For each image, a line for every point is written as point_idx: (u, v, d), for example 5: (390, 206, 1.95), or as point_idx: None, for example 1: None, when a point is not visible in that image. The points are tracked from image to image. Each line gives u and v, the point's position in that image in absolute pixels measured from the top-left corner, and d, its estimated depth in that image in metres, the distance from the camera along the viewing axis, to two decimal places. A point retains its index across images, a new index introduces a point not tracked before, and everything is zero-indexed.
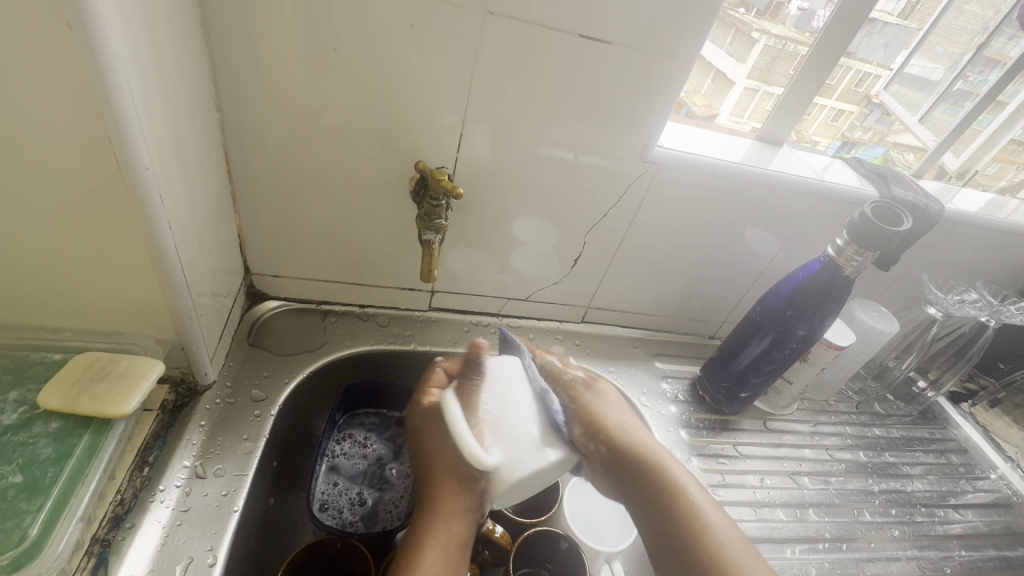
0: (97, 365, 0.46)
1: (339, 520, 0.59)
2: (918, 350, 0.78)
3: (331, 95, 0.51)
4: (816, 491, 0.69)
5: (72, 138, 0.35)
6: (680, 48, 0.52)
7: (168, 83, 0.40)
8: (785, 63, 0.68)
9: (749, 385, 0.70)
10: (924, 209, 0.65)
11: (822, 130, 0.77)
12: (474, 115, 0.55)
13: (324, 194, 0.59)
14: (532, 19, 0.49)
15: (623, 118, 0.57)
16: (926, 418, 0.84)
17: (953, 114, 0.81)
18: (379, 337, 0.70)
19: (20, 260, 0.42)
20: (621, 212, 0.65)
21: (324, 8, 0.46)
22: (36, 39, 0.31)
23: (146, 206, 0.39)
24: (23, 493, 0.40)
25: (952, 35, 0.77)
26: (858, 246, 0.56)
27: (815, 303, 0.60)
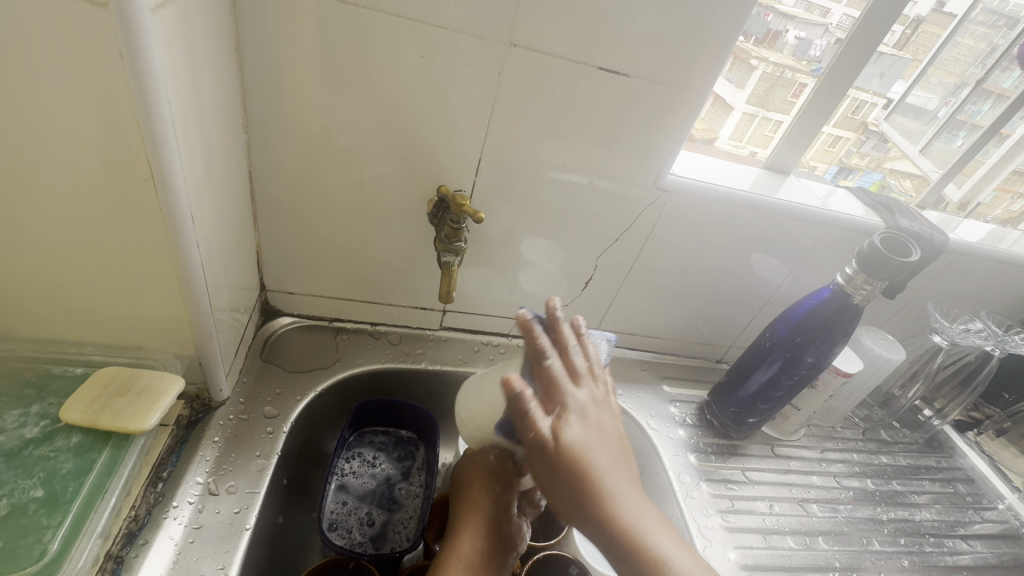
0: (118, 380, 0.47)
1: (348, 540, 0.59)
2: (924, 379, 0.79)
3: (355, 118, 0.53)
4: (824, 519, 0.68)
5: (114, 159, 0.36)
6: (694, 81, 0.54)
7: (205, 106, 0.42)
8: (783, 90, 0.70)
9: (757, 411, 0.70)
10: (929, 238, 0.66)
11: (819, 156, 0.78)
12: (493, 141, 0.56)
13: (344, 213, 0.60)
14: (552, 52, 0.51)
15: (637, 146, 0.58)
16: (931, 446, 0.84)
17: (950, 143, 0.82)
18: (389, 355, 0.70)
19: (50, 273, 0.42)
20: (633, 236, 0.66)
21: (354, 37, 0.48)
22: (89, 68, 0.32)
23: (179, 225, 0.40)
24: (43, 508, 0.40)
25: (946, 66, 0.79)
26: (866, 276, 0.57)
27: (824, 330, 0.61)
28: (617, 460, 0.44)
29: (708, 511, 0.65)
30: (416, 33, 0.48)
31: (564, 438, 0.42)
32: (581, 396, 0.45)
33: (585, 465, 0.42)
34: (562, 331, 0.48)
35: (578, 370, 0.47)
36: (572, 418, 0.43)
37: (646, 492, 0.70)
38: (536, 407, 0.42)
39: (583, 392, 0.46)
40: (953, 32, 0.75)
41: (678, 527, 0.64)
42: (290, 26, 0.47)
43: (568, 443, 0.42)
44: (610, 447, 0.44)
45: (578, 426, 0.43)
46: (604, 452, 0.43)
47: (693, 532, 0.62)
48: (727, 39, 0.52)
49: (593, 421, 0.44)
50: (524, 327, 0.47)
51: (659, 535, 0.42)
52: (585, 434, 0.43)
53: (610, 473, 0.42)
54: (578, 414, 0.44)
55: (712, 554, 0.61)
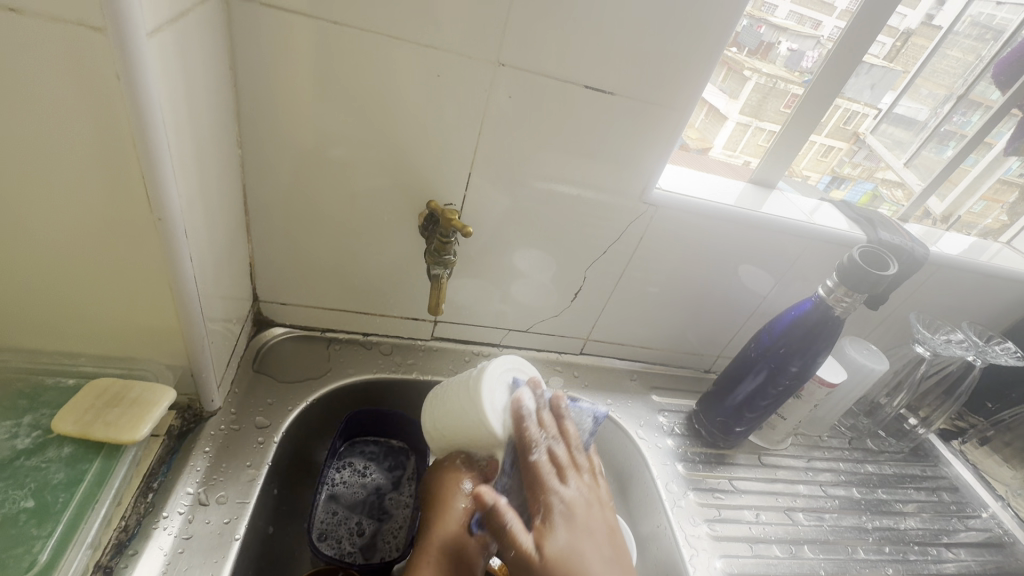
0: (111, 392, 0.47)
1: (337, 550, 0.59)
2: (908, 388, 0.80)
3: (347, 132, 0.54)
4: (811, 528, 0.69)
5: (109, 176, 0.37)
6: (678, 99, 0.56)
7: (200, 123, 0.43)
8: (776, 100, 0.71)
9: (744, 420, 0.71)
10: (909, 251, 0.68)
11: (812, 165, 0.80)
12: (483, 156, 0.58)
13: (337, 225, 0.61)
14: (540, 70, 0.52)
15: (624, 161, 0.60)
16: (917, 455, 0.85)
17: (940, 153, 0.84)
18: (381, 365, 0.71)
19: (44, 287, 0.43)
20: (622, 248, 0.68)
21: (346, 55, 0.49)
22: (86, 89, 0.33)
23: (172, 240, 0.41)
24: (33, 518, 0.40)
25: (937, 78, 0.80)
26: (847, 288, 0.59)
27: (807, 342, 0.63)
28: (604, 566, 0.47)
29: (695, 519, 0.66)
30: (408, 52, 0.50)
31: (547, 547, 0.46)
32: (568, 491, 0.51)
33: (563, 552, 0.46)
34: (545, 423, 0.55)
35: (562, 463, 0.53)
36: (555, 526, 0.48)
37: (634, 501, 0.71)
38: (512, 517, 0.45)
39: (575, 488, 0.52)
40: (940, 44, 0.76)
41: (666, 536, 0.64)
42: (284, 45, 0.48)
43: (554, 554, 0.45)
44: (597, 550, 0.47)
45: (558, 530, 0.48)
46: (589, 555, 0.47)
47: (680, 541, 0.63)
48: (710, 59, 0.54)
49: (577, 503, 0.50)
50: (515, 415, 0.53)
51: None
52: (568, 540, 0.47)
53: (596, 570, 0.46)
54: (564, 520, 0.49)
55: (698, 563, 0.61)
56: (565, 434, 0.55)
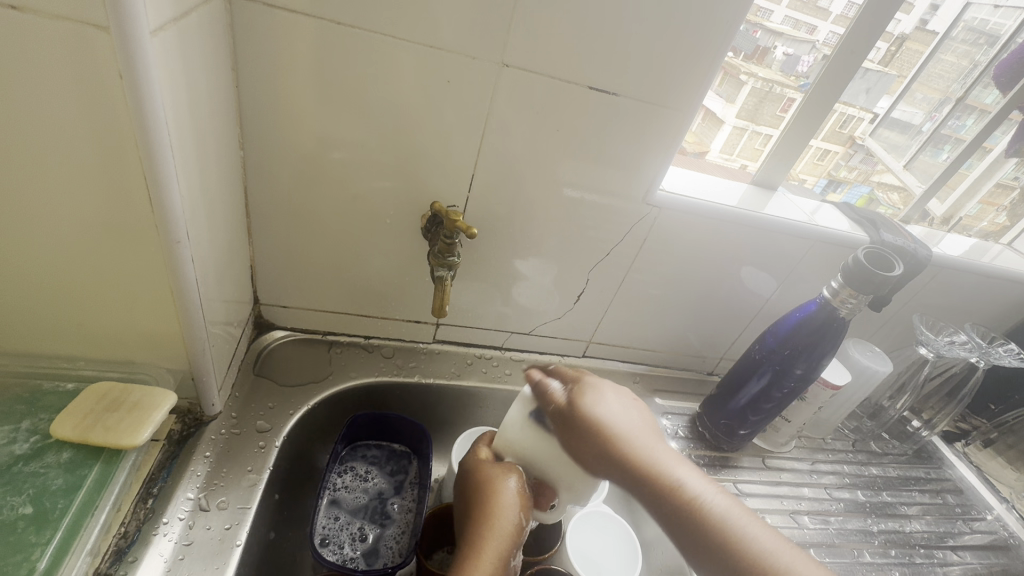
0: (111, 396, 0.47)
1: (339, 556, 0.58)
2: (912, 390, 0.80)
3: (348, 133, 0.54)
4: (816, 531, 0.69)
5: (112, 176, 0.37)
6: (682, 101, 0.56)
7: (202, 123, 0.42)
8: (773, 104, 0.71)
9: (748, 423, 0.71)
10: (913, 253, 0.68)
11: (808, 170, 0.80)
12: (486, 157, 0.57)
13: (338, 227, 0.60)
14: (544, 72, 0.52)
15: (627, 162, 0.60)
16: (920, 457, 0.85)
17: (936, 156, 0.84)
18: (383, 369, 0.70)
19: (42, 289, 0.42)
20: (625, 250, 0.67)
21: (349, 55, 0.49)
22: (87, 87, 0.33)
23: (174, 241, 0.40)
24: (32, 525, 0.40)
25: (931, 82, 0.81)
26: (852, 290, 0.59)
27: (813, 342, 0.62)
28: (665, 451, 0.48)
29: None
30: (410, 54, 0.50)
31: (608, 426, 0.48)
32: (610, 396, 0.51)
33: (661, 472, 0.46)
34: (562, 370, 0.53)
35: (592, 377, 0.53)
36: (595, 396, 0.51)
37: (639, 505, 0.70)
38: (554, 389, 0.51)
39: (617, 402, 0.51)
40: (935, 49, 0.77)
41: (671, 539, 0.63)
42: (286, 47, 0.48)
43: (601, 415, 0.49)
44: (632, 413, 0.51)
45: (590, 398, 0.51)
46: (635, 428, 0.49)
47: None
48: (713, 60, 0.53)
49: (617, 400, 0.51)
50: (534, 383, 0.51)
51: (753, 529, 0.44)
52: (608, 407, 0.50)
53: (638, 431, 0.49)
54: (601, 403, 0.50)
55: None
56: (586, 381, 0.52)
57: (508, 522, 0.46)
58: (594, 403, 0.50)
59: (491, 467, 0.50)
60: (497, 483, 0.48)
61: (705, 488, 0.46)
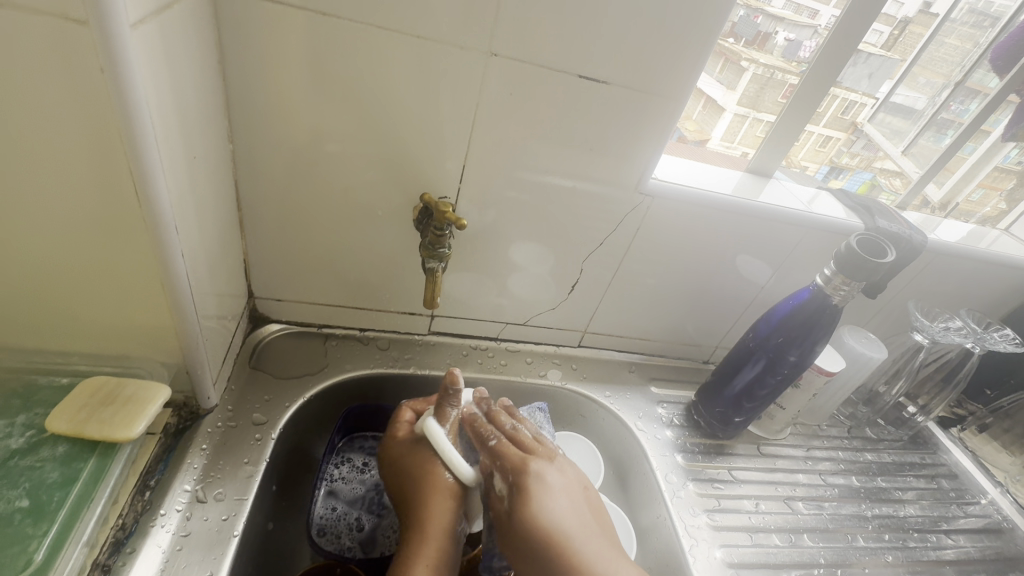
0: (105, 390, 0.47)
1: (336, 546, 0.59)
2: (906, 376, 0.80)
3: (338, 125, 0.53)
4: (810, 516, 0.69)
5: (99, 172, 0.37)
6: (672, 87, 0.55)
7: (187, 117, 0.42)
8: (773, 91, 0.71)
9: (742, 410, 0.71)
10: (907, 240, 0.67)
11: (811, 156, 0.80)
12: (476, 148, 0.57)
13: (329, 220, 0.60)
14: (533, 60, 0.52)
15: (619, 152, 0.59)
16: (915, 443, 0.85)
17: (938, 141, 0.83)
18: (379, 360, 0.70)
19: (34, 285, 0.43)
20: (619, 239, 0.67)
21: (336, 45, 0.49)
22: (69, 85, 0.33)
23: (162, 236, 0.41)
24: (28, 518, 0.40)
25: (935, 66, 0.80)
26: (845, 277, 0.58)
27: (806, 330, 0.62)
28: (592, 538, 0.48)
29: (695, 510, 0.66)
30: (396, 44, 0.49)
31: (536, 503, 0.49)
32: (551, 477, 0.51)
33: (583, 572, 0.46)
34: (501, 419, 0.57)
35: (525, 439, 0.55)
36: (550, 468, 0.52)
37: (633, 492, 0.71)
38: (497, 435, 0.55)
39: (559, 496, 0.50)
40: (936, 32, 0.76)
41: (666, 526, 0.64)
42: (273, 39, 0.48)
43: (536, 492, 0.50)
44: (562, 502, 0.50)
45: (534, 487, 0.50)
46: (560, 507, 0.49)
47: (680, 532, 0.63)
48: (705, 45, 0.53)
49: (559, 501, 0.50)
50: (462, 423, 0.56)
51: None
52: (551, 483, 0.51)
53: (575, 533, 0.48)
54: (552, 474, 0.52)
55: (698, 554, 0.62)
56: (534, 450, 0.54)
57: (439, 510, 0.51)
58: (543, 476, 0.51)
59: (416, 450, 0.56)
60: (430, 466, 0.54)
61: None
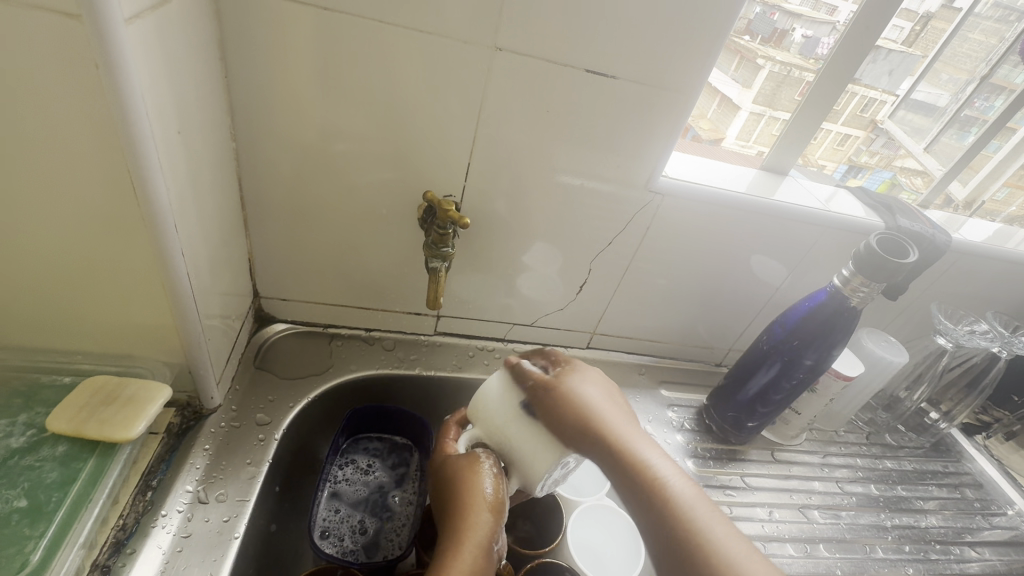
0: (106, 390, 0.47)
1: (339, 548, 0.58)
2: (929, 381, 0.78)
3: (342, 123, 0.53)
4: (827, 526, 0.67)
5: (95, 171, 0.36)
6: (685, 82, 0.54)
7: (187, 114, 0.42)
8: (790, 89, 0.68)
9: (757, 414, 0.69)
10: (930, 239, 0.65)
11: (828, 155, 0.77)
12: (482, 146, 0.56)
13: (333, 220, 0.60)
14: (540, 56, 0.50)
15: (628, 150, 0.58)
16: (938, 451, 0.82)
17: (961, 139, 0.81)
18: (384, 361, 0.70)
19: (35, 285, 0.43)
20: (628, 238, 0.66)
21: (339, 41, 0.48)
22: (63, 83, 0.32)
23: (161, 236, 0.40)
24: (26, 518, 0.40)
25: (957, 62, 0.77)
26: (863, 277, 0.56)
27: (823, 333, 0.60)
28: (630, 433, 0.48)
29: None
30: (400, 39, 0.48)
31: (583, 402, 0.48)
32: (584, 385, 0.51)
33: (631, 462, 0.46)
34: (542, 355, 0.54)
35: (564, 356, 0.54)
36: (577, 375, 0.51)
37: None
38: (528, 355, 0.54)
39: (597, 396, 0.50)
40: (959, 28, 0.73)
41: None
42: (276, 36, 0.47)
43: (576, 389, 0.50)
44: (601, 400, 0.50)
45: (576, 385, 0.50)
46: (602, 408, 0.49)
47: None
48: (717, 39, 0.51)
49: (598, 399, 0.50)
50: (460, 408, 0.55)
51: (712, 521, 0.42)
52: (581, 383, 0.51)
53: (617, 429, 0.48)
54: (582, 382, 0.51)
55: None
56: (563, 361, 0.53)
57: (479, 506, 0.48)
58: (574, 383, 0.50)
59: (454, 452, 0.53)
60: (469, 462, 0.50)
61: (679, 482, 0.45)
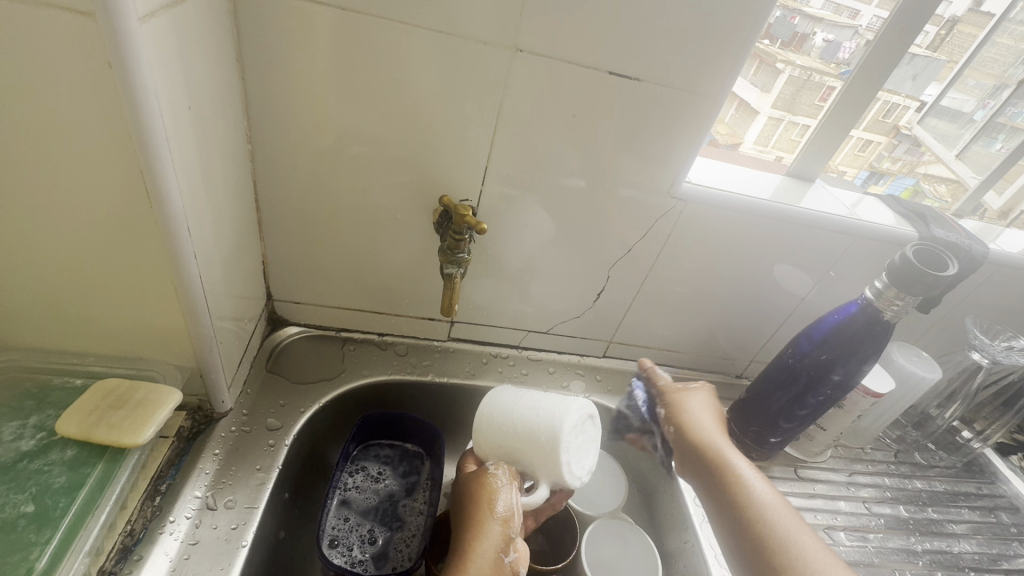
0: (116, 393, 0.46)
1: (348, 558, 0.57)
2: (962, 400, 0.74)
3: (358, 125, 0.52)
4: (853, 548, 0.64)
5: (107, 171, 0.36)
6: (712, 85, 0.52)
7: (201, 115, 0.41)
8: (810, 94, 0.66)
9: (780, 431, 0.66)
10: (967, 250, 0.62)
11: (848, 161, 0.75)
12: (499, 150, 0.55)
13: (348, 223, 0.59)
14: (561, 57, 0.49)
15: (650, 154, 0.56)
16: (971, 471, 0.78)
17: (989, 146, 0.78)
18: (396, 366, 0.69)
19: (48, 287, 0.42)
20: (648, 245, 0.64)
21: (356, 42, 0.47)
22: (76, 81, 0.32)
23: (173, 238, 0.40)
24: (33, 524, 0.39)
25: (985, 67, 0.74)
26: (897, 290, 0.54)
27: (852, 347, 0.58)
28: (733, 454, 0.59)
29: None
30: (418, 41, 0.47)
31: (697, 424, 0.62)
32: (699, 409, 0.64)
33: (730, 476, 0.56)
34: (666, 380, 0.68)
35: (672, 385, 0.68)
36: (695, 402, 0.65)
37: (662, 512, 0.67)
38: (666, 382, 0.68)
39: (708, 418, 0.63)
40: (992, 33, 0.69)
41: (695, 553, 0.60)
42: (293, 37, 0.47)
43: (689, 410, 0.64)
44: (710, 421, 0.62)
45: (688, 408, 0.64)
46: (710, 431, 0.61)
47: (710, 561, 0.58)
48: (745, 40, 0.49)
49: (707, 421, 0.62)
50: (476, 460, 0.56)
51: (795, 530, 0.51)
52: (694, 408, 0.64)
53: (721, 450, 0.59)
54: (696, 407, 0.64)
55: None
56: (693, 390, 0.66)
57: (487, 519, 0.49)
58: (691, 406, 0.64)
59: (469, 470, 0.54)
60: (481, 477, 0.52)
61: (769, 497, 0.54)
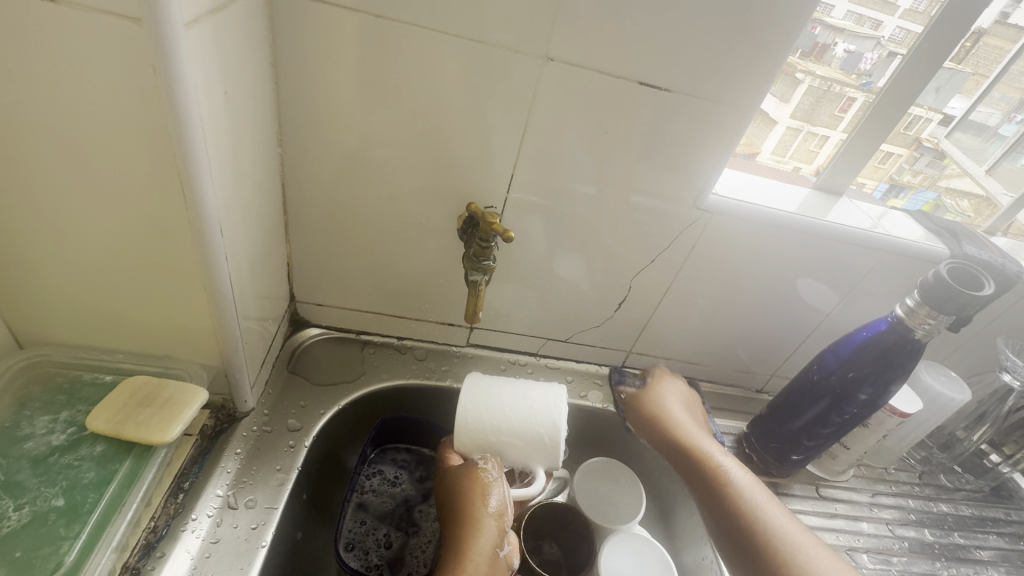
0: (144, 391, 0.47)
1: (364, 562, 0.57)
2: (992, 420, 0.73)
3: (387, 130, 0.52)
4: (875, 572, 0.62)
5: (148, 173, 0.37)
6: (744, 97, 0.51)
7: (237, 118, 0.42)
8: (830, 104, 0.66)
9: (802, 448, 0.65)
10: (1001, 268, 0.60)
11: (868, 173, 0.73)
12: (526, 158, 0.55)
13: (372, 227, 0.59)
14: (592, 66, 0.49)
15: (678, 165, 0.56)
16: (1000, 496, 0.76)
17: (1016, 161, 0.77)
18: (415, 370, 0.69)
19: (82, 284, 0.43)
20: (672, 256, 0.63)
21: (389, 48, 0.47)
22: (123, 86, 0.33)
23: (207, 239, 0.40)
24: (62, 518, 0.40)
25: (1013, 80, 0.71)
26: (931, 308, 0.53)
27: (878, 366, 0.57)
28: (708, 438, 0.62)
29: None
30: (450, 48, 0.48)
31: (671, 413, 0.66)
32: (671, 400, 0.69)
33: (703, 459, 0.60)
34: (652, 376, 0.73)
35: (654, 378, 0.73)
36: (670, 396, 0.69)
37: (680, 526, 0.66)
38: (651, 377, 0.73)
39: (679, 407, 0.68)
40: None
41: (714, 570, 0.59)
42: (327, 43, 0.47)
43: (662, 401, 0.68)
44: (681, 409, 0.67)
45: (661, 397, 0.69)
46: (683, 417, 0.66)
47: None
48: (778, 52, 0.49)
49: (679, 410, 0.67)
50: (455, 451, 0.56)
51: (766, 507, 0.54)
52: (669, 399, 0.69)
53: (694, 431, 0.63)
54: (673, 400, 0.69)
55: None
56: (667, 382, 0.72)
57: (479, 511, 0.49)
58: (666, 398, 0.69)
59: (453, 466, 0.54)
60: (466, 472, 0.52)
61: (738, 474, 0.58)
